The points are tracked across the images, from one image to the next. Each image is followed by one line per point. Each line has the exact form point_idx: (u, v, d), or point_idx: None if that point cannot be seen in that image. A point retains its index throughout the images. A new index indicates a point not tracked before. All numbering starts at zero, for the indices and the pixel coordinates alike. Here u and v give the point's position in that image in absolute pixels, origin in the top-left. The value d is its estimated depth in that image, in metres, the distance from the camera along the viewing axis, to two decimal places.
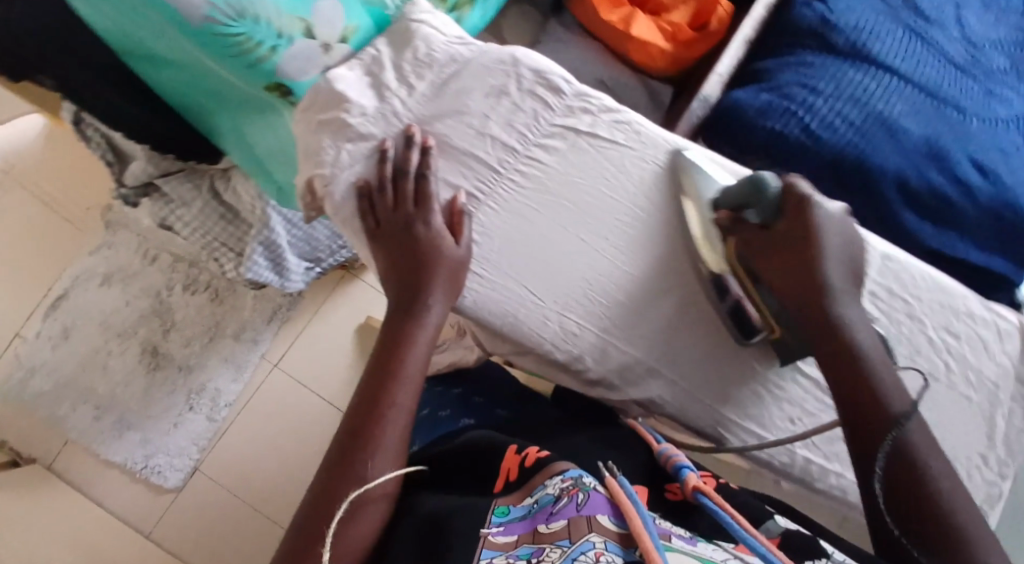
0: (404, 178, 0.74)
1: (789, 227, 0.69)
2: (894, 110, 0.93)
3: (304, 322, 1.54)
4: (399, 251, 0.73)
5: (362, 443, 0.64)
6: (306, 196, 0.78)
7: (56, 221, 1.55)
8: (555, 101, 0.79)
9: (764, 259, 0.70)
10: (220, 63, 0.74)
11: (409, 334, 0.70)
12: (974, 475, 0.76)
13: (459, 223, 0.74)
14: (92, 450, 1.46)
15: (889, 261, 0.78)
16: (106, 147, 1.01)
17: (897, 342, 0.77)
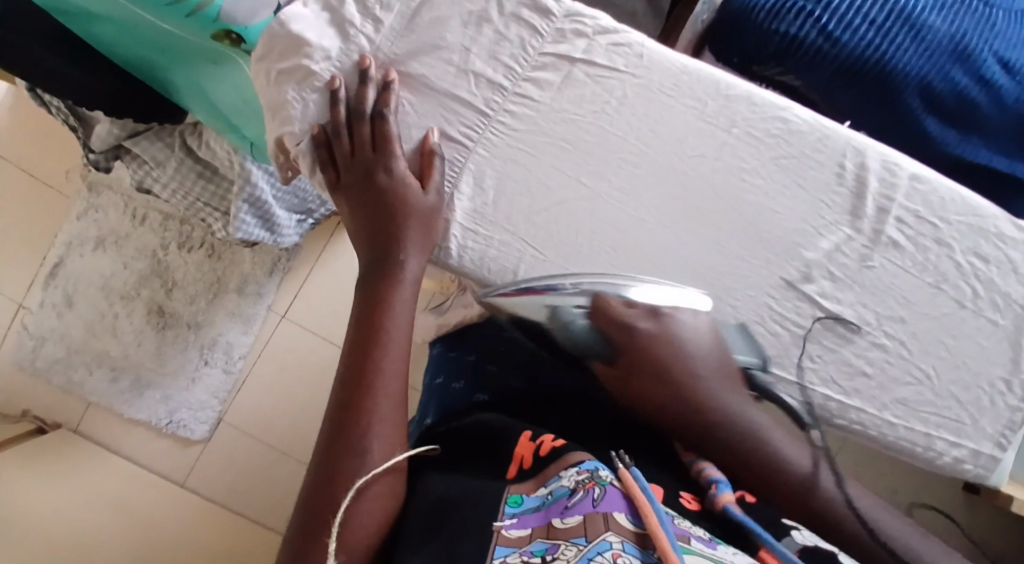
0: (364, 122, 0.68)
1: (640, 355, 0.65)
2: (916, 5, 0.85)
3: (307, 270, 1.48)
4: (367, 204, 0.69)
5: (357, 412, 0.60)
6: (278, 155, 0.72)
7: (37, 186, 1.48)
8: (544, 25, 0.70)
9: (630, 387, 0.66)
10: (158, 16, 0.66)
11: (387, 293, 0.66)
12: (996, 402, 0.72)
13: (429, 165, 0.69)
14: (114, 410, 1.46)
15: (917, 182, 0.70)
16: (67, 111, 0.93)
17: (922, 271, 0.71)
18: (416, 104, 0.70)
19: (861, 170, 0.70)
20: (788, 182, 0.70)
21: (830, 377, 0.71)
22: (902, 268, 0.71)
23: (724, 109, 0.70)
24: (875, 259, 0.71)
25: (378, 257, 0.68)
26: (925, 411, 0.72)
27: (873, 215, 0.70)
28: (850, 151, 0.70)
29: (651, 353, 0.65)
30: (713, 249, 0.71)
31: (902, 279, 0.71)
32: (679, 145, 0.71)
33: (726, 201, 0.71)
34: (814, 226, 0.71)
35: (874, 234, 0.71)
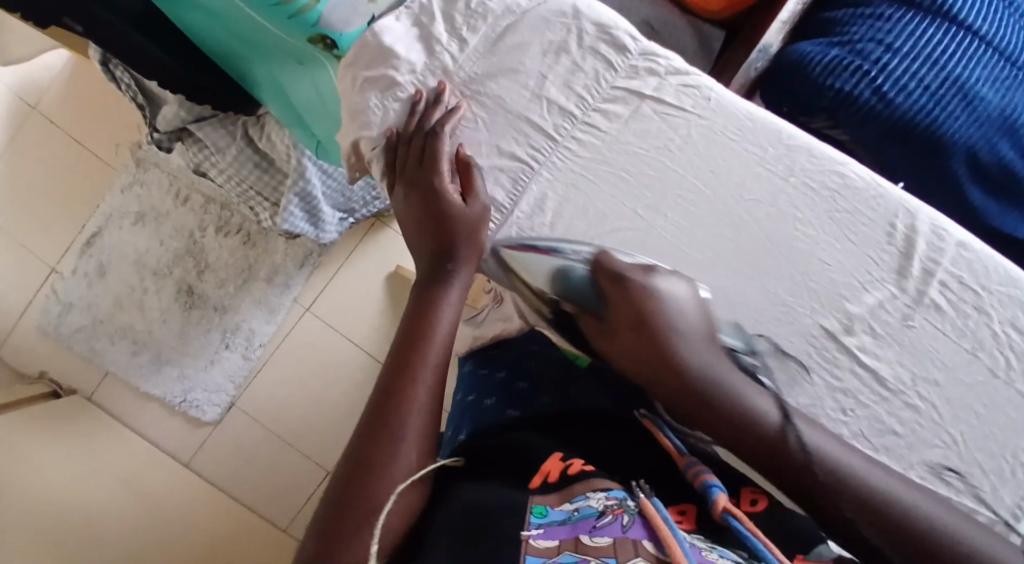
0: (419, 134, 0.71)
1: (631, 312, 0.69)
2: (972, 76, 0.88)
3: (337, 266, 1.50)
4: (416, 209, 0.72)
5: (395, 403, 0.61)
6: (351, 156, 0.76)
7: (86, 155, 1.53)
8: (618, 60, 0.74)
9: (613, 342, 0.70)
10: (264, 16, 0.70)
11: (434, 296, 0.68)
12: (1018, 472, 0.71)
13: (470, 176, 0.71)
14: (131, 384, 1.49)
15: (963, 250, 0.72)
16: (137, 88, 0.95)
17: (960, 336, 0.72)
18: (487, 121, 0.73)
19: (911, 232, 0.72)
20: (840, 236, 0.72)
21: (863, 431, 0.71)
22: (941, 332, 0.72)
23: (787, 160, 0.73)
24: (915, 320, 0.72)
25: (428, 262, 0.70)
26: (949, 474, 0.71)
27: (919, 277, 0.72)
28: (902, 213, 0.72)
29: (645, 313, 0.68)
30: (758, 291, 0.72)
31: (940, 342, 0.72)
32: (737, 188, 0.73)
33: (778, 248, 0.72)
34: (861, 281, 0.72)
35: (917, 295, 0.72)
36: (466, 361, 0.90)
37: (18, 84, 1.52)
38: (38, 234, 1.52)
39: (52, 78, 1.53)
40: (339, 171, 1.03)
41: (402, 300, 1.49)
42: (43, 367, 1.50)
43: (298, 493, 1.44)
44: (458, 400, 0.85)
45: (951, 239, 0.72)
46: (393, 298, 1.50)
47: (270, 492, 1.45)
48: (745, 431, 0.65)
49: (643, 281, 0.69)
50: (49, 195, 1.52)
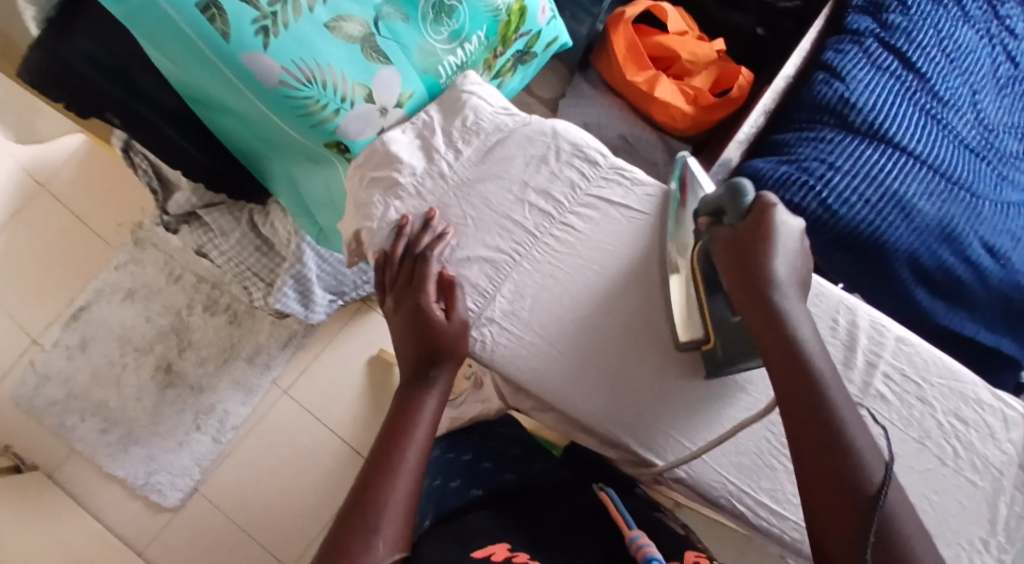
0: (405, 257, 0.80)
1: (756, 224, 0.70)
2: (909, 190, 1.00)
3: (318, 350, 1.57)
4: (403, 319, 0.78)
5: (374, 489, 0.67)
6: (353, 243, 0.85)
7: (84, 233, 1.60)
8: (591, 173, 0.84)
9: (732, 245, 0.70)
10: (286, 123, 0.80)
11: (416, 398, 0.74)
12: (975, 559, 0.76)
13: (453, 293, 0.78)
14: (96, 463, 1.50)
15: (903, 343, 0.81)
16: (153, 174, 1.06)
17: (907, 425, 0.79)
18: (474, 218, 0.82)
19: (852, 327, 0.81)
20: None
21: None
22: (888, 420, 0.79)
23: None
24: (863, 408, 0.79)
25: (414, 368, 0.76)
26: None
27: (863, 368, 0.80)
28: (842, 309, 0.82)
29: (764, 225, 0.69)
30: (720, 380, 0.78)
31: (888, 431, 0.78)
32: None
33: None
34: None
35: (864, 386, 0.80)
36: (456, 436, 0.96)
37: (29, 161, 1.60)
38: (23, 308, 1.57)
39: (63, 160, 1.62)
40: (333, 255, 1.13)
41: (379, 383, 1.56)
42: (8, 439, 1.50)
43: None
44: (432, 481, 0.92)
45: (890, 334, 0.81)
46: (370, 382, 1.56)
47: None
48: (790, 363, 0.66)
49: (779, 213, 0.70)
50: (41, 270, 1.58)
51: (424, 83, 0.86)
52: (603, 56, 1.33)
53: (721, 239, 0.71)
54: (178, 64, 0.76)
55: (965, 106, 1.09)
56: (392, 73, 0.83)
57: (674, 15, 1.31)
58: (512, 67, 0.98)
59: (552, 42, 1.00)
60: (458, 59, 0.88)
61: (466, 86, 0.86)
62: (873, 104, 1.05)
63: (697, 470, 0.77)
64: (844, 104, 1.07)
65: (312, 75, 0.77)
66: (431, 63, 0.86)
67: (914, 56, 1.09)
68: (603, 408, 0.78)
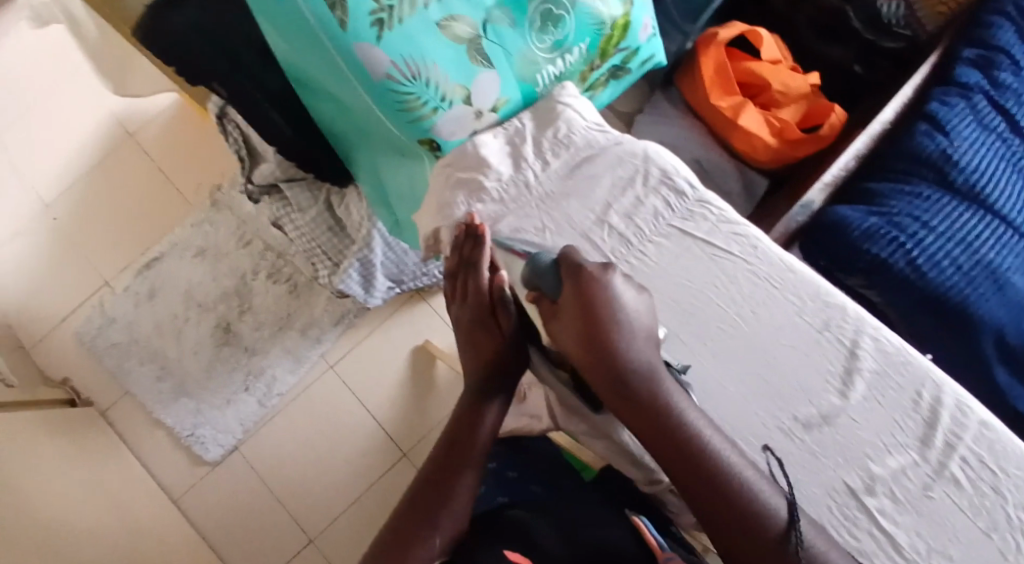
0: (460, 267, 0.82)
1: (578, 298, 0.75)
2: (1004, 262, 0.97)
3: (369, 330, 1.59)
4: (467, 327, 0.84)
5: (436, 489, 0.76)
6: (430, 241, 0.87)
7: (166, 188, 1.65)
8: (677, 203, 0.83)
9: (558, 322, 0.77)
10: (385, 116, 0.81)
11: (479, 404, 0.82)
12: None
13: (503, 310, 0.81)
14: (145, 408, 1.55)
15: (986, 428, 0.76)
16: (242, 144, 1.07)
17: (975, 514, 0.74)
18: (553, 232, 0.82)
19: (936, 403, 0.77)
20: (869, 397, 0.77)
21: None
22: (958, 506, 0.74)
23: (822, 313, 0.80)
24: (934, 491, 0.75)
25: (477, 376, 0.84)
26: None
27: (940, 448, 0.76)
28: (928, 382, 0.77)
29: (585, 298, 0.75)
30: (780, 433, 0.77)
31: (956, 517, 0.74)
32: (773, 331, 0.79)
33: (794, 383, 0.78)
34: (885, 442, 0.76)
35: (937, 466, 0.75)
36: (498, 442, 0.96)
37: (123, 113, 1.67)
38: (99, 249, 1.62)
39: (155, 114, 1.67)
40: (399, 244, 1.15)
41: (423, 374, 1.57)
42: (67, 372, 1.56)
43: (283, 550, 1.49)
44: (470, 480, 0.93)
45: (974, 416, 0.76)
46: (414, 372, 1.57)
47: (249, 548, 1.50)
48: (662, 433, 0.73)
49: (598, 276, 0.75)
50: (119, 216, 1.63)
51: (521, 91, 0.86)
52: (688, 74, 1.31)
53: (550, 315, 0.78)
54: (293, 50, 0.76)
55: None
56: (493, 77, 0.83)
57: (769, 43, 1.27)
58: (605, 81, 0.97)
59: (647, 60, 0.99)
60: (558, 69, 0.87)
61: (562, 98, 0.87)
62: (977, 166, 1.02)
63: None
64: (948, 161, 1.02)
65: (417, 72, 0.77)
66: (531, 71, 0.85)
67: (1022, 119, 1.08)
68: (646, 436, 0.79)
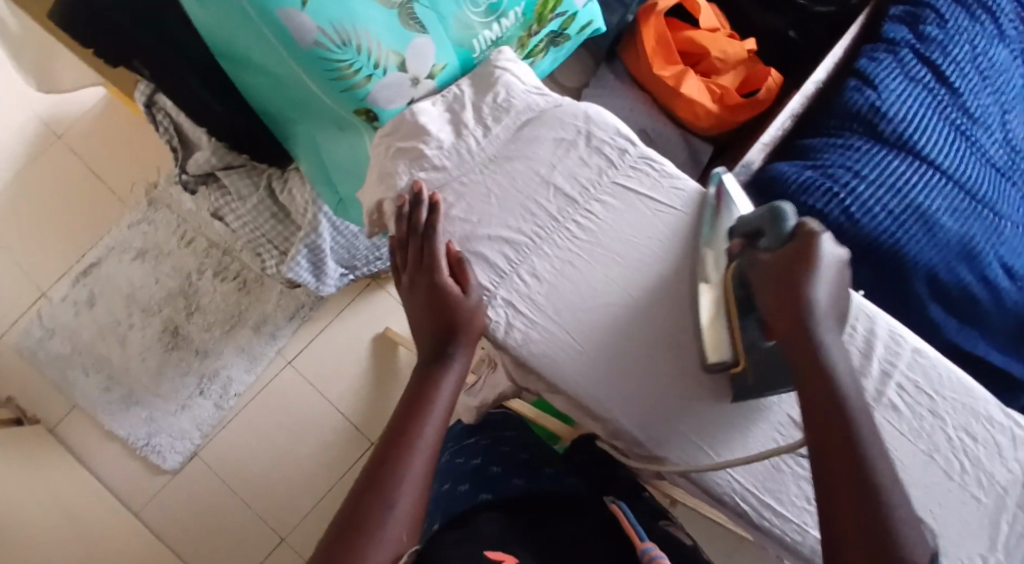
0: (414, 237, 0.79)
1: (798, 257, 0.69)
2: (934, 205, 1.00)
3: (325, 322, 1.56)
4: (419, 300, 0.79)
5: (389, 466, 0.68)
6: (374, 214, 0.84)
7: (99, 190, 1.59)
8: (619, 160, 0.83)
9: (767, 270, 0.70)
10: (318, 84, 0.80)
11: (435, 374, 0.76)
12: None
13: (462, 272, 0.77)
14: (95, 419, 1.51)
15: (919, 356, 0.79)
16: (173, 132, 1.06)
17: (916, 438, 0.76)
18: (499, 196, 0.81)
19: (870, 336, 0.79)
20: None
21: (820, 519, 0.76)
22: (899, 432, 0.76)
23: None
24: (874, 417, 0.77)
25: (432, 345, 0.77)
26: None
27: (877, 377, 0.78)
28: (862, 317, 0.79)
29: (807, 259, 0.69)
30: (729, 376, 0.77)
31: (897, 441, 0.76)
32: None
33: None
34: None
35: (876, 394, 0.77)
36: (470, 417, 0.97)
37: (49, 112, 1.60)
38: (33, 260, 1.56)
39: (82, 111, 1.61)
40: (348, 229, 1.14)
41: (383, 362, 1.56)
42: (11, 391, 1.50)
43: (253, 551, 1.47)
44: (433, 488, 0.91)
45: (907, 345, 0.79)
46: (374, 361, 1.56)
47: (216, 553, 1.47)
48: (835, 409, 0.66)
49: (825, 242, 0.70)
50: (53, 222, 1.57)
51: (457, 56, 0.85)
52: (631, 44, 1.32)
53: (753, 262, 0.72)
54: (213, 19, 0.74)
55: (995, 125, 1.09)
56: (428, 42, 0.82)
57: (707, 11, 1.28)
58: (545, 48, 0.97)
59: (586, 26, 0.98)
60: (495, 34, 0.87)
61: (500, 62, 0.85)
62: (905, 115, 1.05)
63: (705, 467, 0.76)
64: (875, 111, 1.05)
65: (346, 38, 0.76)
66: (467, 35, 0.85)
67: (949, 70, 1.08)
68: (627, 400, 0.77)
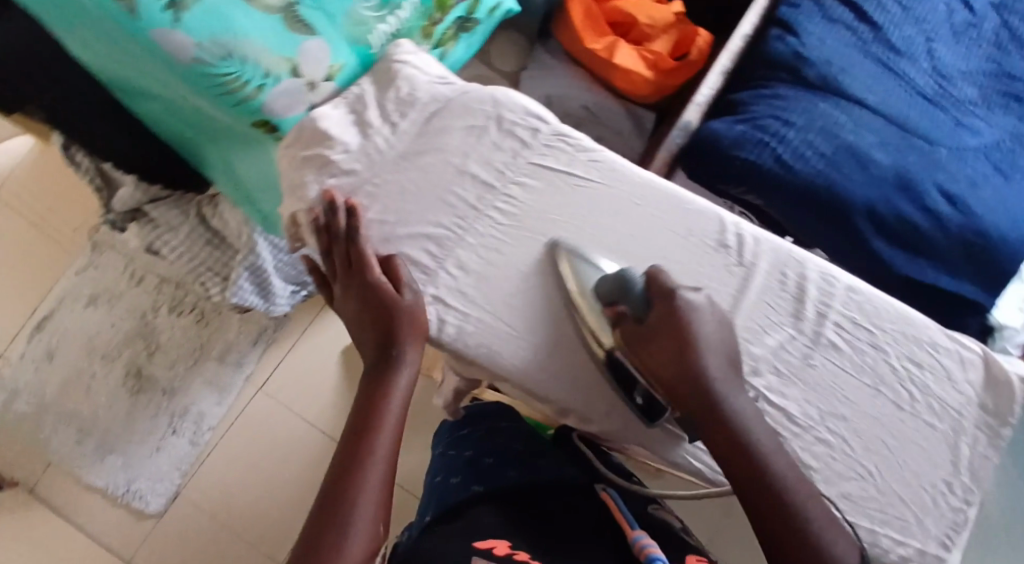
0: (342, 241, 0.78)
1: (663, 320, 0.72)
2: (864, 141, 1.00)
3: (290, 342, 1.54)
4: (357, 306, 0.77)
5: (344, 489, 0.68)
6: (291, 228, 0.83)
7: (43, 241, 1.57)
8: (532, 140, 0.81)
9: (644, 349, 0.72)
10: (208, 99, 0.79)
11: (386, 380, 0.75)
12: (940, 501, 0.75)
13: (397, 270, 0.76)
14: (73, 473, 1.47)
15: (852, 293, 0.78)
16: (96, 172, 1.07)
17: (861, 372, 0.77)
18: (413, 192, 0.79)
19: (802, 281, 0.79)
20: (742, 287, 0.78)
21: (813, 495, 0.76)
22: (843, 369, 0.77)
23: (685, 221, 0.80)
24: (816, 359, 0.77)
25: (377, 349, 0.76)
26: (870, 508, 0.74)
27: (813, 318, 0.78)
28: (792, 263, 0.79)
29: (674, 320, 0.72)
30: None
31: (842, 378, 0.77)
32: (651, 247, 0.79)
33: None
34: (762, 324, 0.77)
35: (814, 335, 0.78)
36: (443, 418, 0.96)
37: None
38: None
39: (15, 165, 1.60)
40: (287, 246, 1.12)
41: (356, 373, 1.52)
42: None
43: None
44: (428, 482, 0.89)
45: (841, 284, 0.79)
46: (346, 373, 1.52)
47: None
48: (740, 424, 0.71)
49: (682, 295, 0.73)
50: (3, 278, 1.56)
51: (355, 55, 0.83)
52: (562, 20, 1.31)
53: (626, 335, 0.73)
54: (94, 50, 0.78)
55: (922, 55, 1.07)
56: (320, 44, 0.80)
57: None
58: (455, 35, 0.96)
59: (496, 8, 0.98)
60: (392, 26, 0.85)
61: (399, 55, 0.83)
62: (828, 58, 1.05)
63: (653, 436, 0.76)
64: (799, 57, 1.05)
65: (227, 50, 0.74)
66: (362, 32, 0.83)
67: (869, 8, 1.09)
68: (571, 389, 0.76)
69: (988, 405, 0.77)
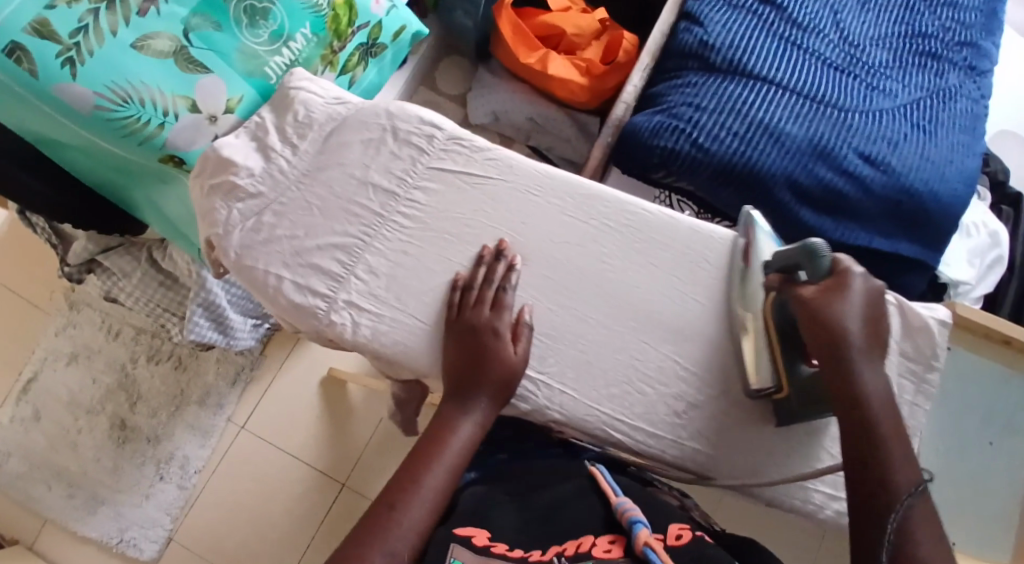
0: (482, 287, 0.79)
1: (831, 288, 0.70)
2: (775, 116, 1.04)
3: (269, 379, 1.56)
4: (458, 352, 0.77)
5: (385, 520, 0.67)
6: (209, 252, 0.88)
7: (23, 307, 1.60)
8: (429, 145, 0.86)
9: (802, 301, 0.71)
10: (114, 143, 0.86)
11: (452, 417, 0.74)
12: None
13: (519, 332, 0.78)
14: (68, 528, 1.50)
15: None
16: (49, 230, 1.12)
17: None
18: (320, 206, 0.84)
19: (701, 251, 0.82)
20: (642, 261, 0.82)
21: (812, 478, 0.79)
22: None
23: (573, 204, 0.84)
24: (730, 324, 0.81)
25: (454, 389, 0.76)
26: None
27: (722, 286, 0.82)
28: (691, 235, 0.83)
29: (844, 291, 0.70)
30: (580, 321, 0.81)
31: None
32: (547, 234, 0.83)
33: (588, 279, 0.82)
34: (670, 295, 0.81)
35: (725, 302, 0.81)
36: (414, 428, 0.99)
37: None
38: None
39: None
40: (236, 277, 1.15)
41: (336, 403, 1.55)
42: None
43: None
44: None
45: None
46: (325, 403, 1.55)
47: None
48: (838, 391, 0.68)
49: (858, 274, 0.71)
50: None
51: (252, 86, 0.92)
52: (499, 40, 1.37)
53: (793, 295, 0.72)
54: (10, 115, 0.86)
55: (827, 28, 1.12)
56: (215, 80, 0.89)
57: None
58: (362, 60, 1.05)
59: (400, 31, 1.08)
60: (287, 57, 0.94)
61: (294, 83, 0.90)
62: (731, 42, 1.10)
63: (571, 408, 0.79)
64: (704, 46, 1.12)
65: (127, 95, 0.83)
66: (256, 65, 0.92)
67: None
68: None
69: (906, 351, 0.82)
